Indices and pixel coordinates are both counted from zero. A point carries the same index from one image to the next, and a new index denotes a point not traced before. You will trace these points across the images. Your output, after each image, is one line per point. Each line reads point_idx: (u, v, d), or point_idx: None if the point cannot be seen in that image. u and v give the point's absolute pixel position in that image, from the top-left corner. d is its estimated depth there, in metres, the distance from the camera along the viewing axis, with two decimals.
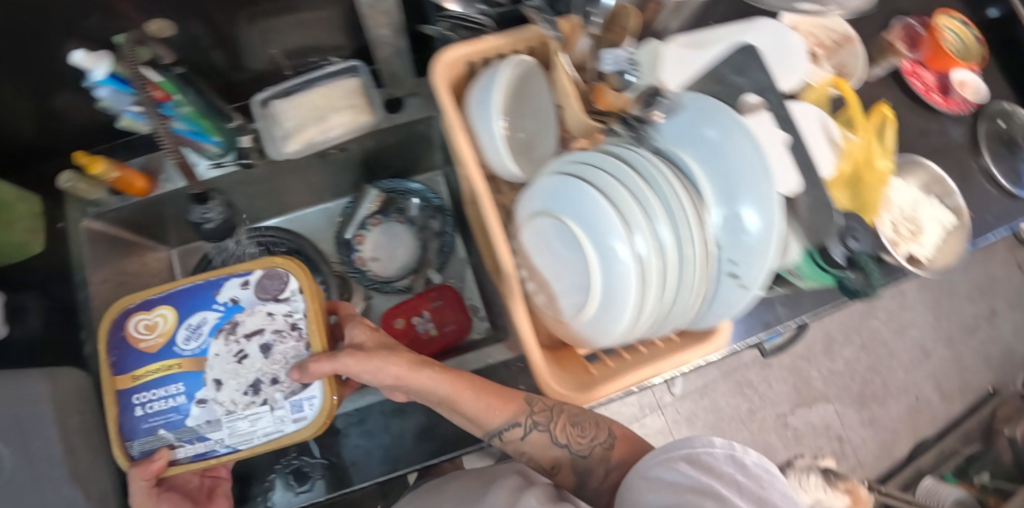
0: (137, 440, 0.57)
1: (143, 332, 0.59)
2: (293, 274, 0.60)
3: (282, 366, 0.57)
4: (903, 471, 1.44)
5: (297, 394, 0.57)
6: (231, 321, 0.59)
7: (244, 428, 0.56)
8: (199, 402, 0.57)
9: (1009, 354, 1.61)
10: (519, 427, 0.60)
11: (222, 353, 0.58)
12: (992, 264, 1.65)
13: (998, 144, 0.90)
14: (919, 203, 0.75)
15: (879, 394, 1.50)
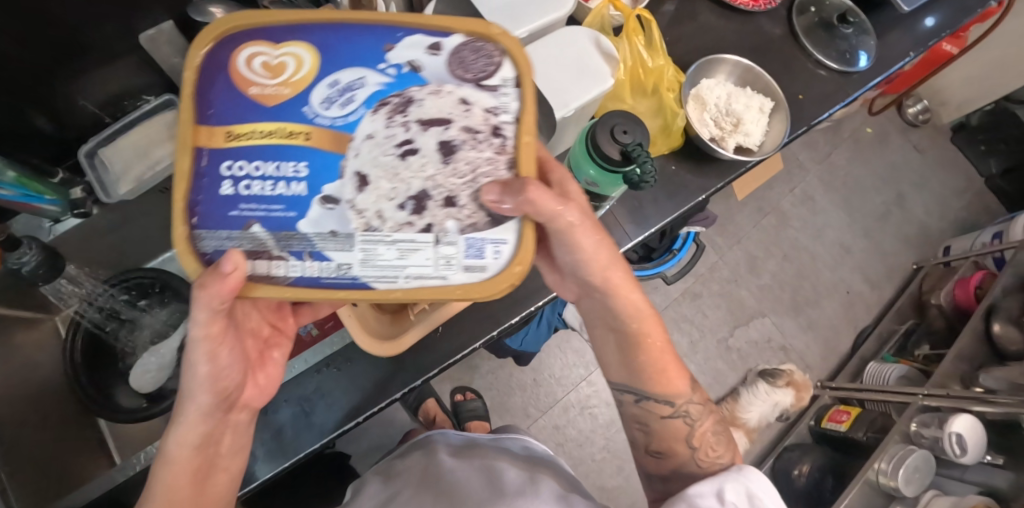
0: (223, 229, 0.41)
1: (258, 71, 0.43)
2: (510, 61, 0.44)
3: (467, 179, 0.42)
4: (849, 363, 1.49)
5: (478, 234, 0.42)
6: (394, 95, 0.43)
7: (388, 256, 0.41)
8: (325, 199, 0.41)
9: (924, 230, 1.68)
10: (671, 405, 0.59)
11: (381, 130, 0.42)
12: (889, 151, 1.72)
13: (817, 29, 0.94)
14: (733, 97, 0.79)
15: (811, 298, 1.56)
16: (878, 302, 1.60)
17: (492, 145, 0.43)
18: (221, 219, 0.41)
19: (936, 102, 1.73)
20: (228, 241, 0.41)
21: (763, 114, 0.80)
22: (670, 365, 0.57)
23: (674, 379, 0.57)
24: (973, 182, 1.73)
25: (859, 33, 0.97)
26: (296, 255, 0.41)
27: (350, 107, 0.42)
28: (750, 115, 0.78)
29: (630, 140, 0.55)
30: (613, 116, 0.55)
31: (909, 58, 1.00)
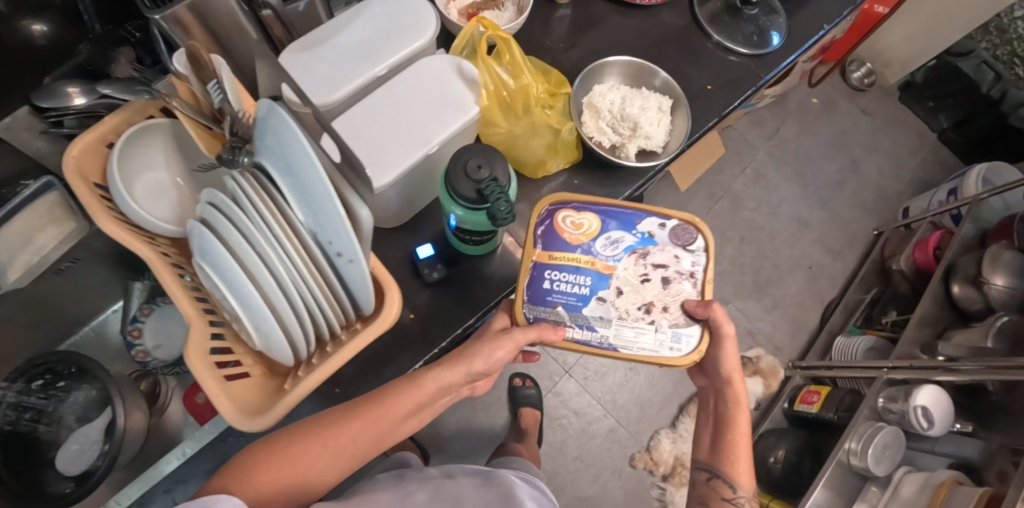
0: (536, 307, 0.62)
1: (569, 230, 0.65)
2: (701, 234, 0.66)
3: (676, 298, 0.63)
4: (819, 339, 1.47)
5: (680, 328, 0.62)
6: (640, 245, 0.65)
7: (629, 334, 0.61)
8: (600, 298, 0.63)
9: (881, 193, 1.66)
10: (713, 475, 0.65)
11: (633, 272, 0.64)
12: (837, 117, 1.70)
13: (721, 15, 0.91)
14: (627, 101, 0.76)
15: (773, 277, 1.53)
16: (842, 273, 1.57)
17: (689, 283, 0.64)
18: (540, 304, 0.63)
19: (881, 63, 1.71)
20: (549, 313, 0.62)
21: (664, 112, 0.77)
22: (734, 450, 0.65)
23: (736, 465, 0.64)
24: (926, 139, 1.71)
25: (766, 15, 0.94)
26: (586, 325, 0.62)
27: (621, 253, 0.64)
28: (647, 117, 0.75)
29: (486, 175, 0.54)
30: (471, 152, 0.55)
31: (823, 32, 0.97)
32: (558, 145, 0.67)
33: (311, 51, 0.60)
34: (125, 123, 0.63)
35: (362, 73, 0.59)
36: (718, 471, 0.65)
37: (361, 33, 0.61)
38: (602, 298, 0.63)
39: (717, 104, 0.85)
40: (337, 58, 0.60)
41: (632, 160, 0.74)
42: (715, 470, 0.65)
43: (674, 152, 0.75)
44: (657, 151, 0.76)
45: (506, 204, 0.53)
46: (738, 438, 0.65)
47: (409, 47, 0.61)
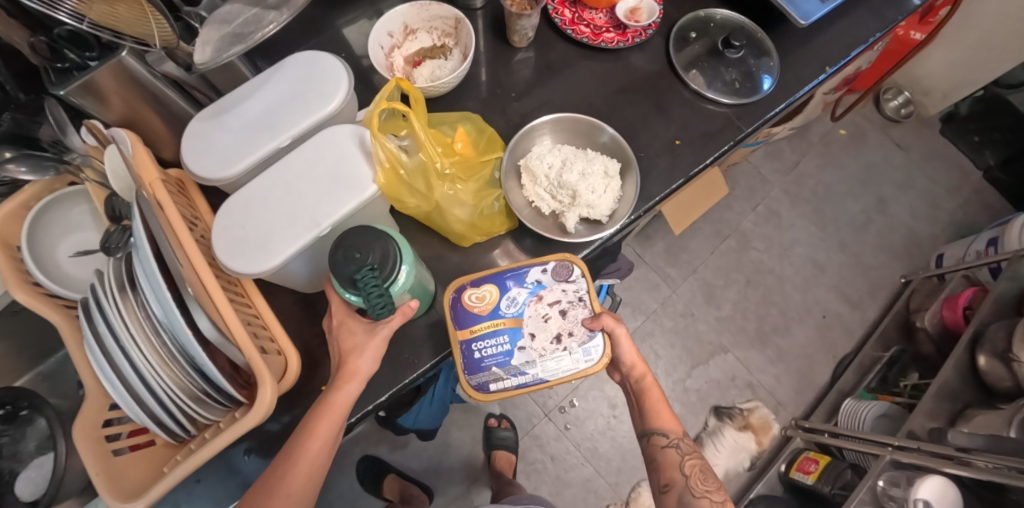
0: (477, 375, 0.63)
1: (476, 303, 0.65)
2: (576, 264, 0.67)
3: (576, 323, 0.65)
4: (827, 398, 1.34)
5: (590, 342, 0.65)
6: (541, 289, 0.66)
7: (552, 366, 0.64)
8: (520, 347, 0.64)
9: (912, 236, 1.52)
10: (665, 439, 0.67)
11: (537, 316, 0.65)
12: (866, 151, 1.58)
13: (700, 60, 0.82)
14: (566, 165, 0.71)
15: (780, 326, 1.42)
16: (860, 325, 1.43)
17: (582, 309, 0.66)
18: (479, 371, 0.63)
19: (919, 92, 1.61)
20: (489, 376, 0.63)
21: (611, 177, 0.72)
22: (652, 407, 0.69)
23: (659, 418, 0.68)
24: (969, 176, 1.58)
25: (759, 56, 0.83)
26: (521, 372, 0.64)
27: (522, 305, 0.65)
28: (588, 184, 0.69)
29: (363, 258, 0.52)
30: (348, 236, 0.53)
31: (824, 75, 0.85)
32: (480, 218, 0.67)
33: (217, 118, 0.60)
34: (45, 191, 0.64)
35: (262, 146, 0.59)
36: (651, 429, 0.68)
37: (268, 99, 0.61)
38: (523, 347, 0.64)
39: (684, 162, 0.77)
40: (241, 126, 0.60)
41: (571, 230, 0.70)
42: (646, 430, 0.69)
43: (620, 221, 0.70)
44: (602, 220, 0.71)
45: (381, 296, 0.52)
46: (651, 396, 0.69)
47: (314, 112, 0.60)
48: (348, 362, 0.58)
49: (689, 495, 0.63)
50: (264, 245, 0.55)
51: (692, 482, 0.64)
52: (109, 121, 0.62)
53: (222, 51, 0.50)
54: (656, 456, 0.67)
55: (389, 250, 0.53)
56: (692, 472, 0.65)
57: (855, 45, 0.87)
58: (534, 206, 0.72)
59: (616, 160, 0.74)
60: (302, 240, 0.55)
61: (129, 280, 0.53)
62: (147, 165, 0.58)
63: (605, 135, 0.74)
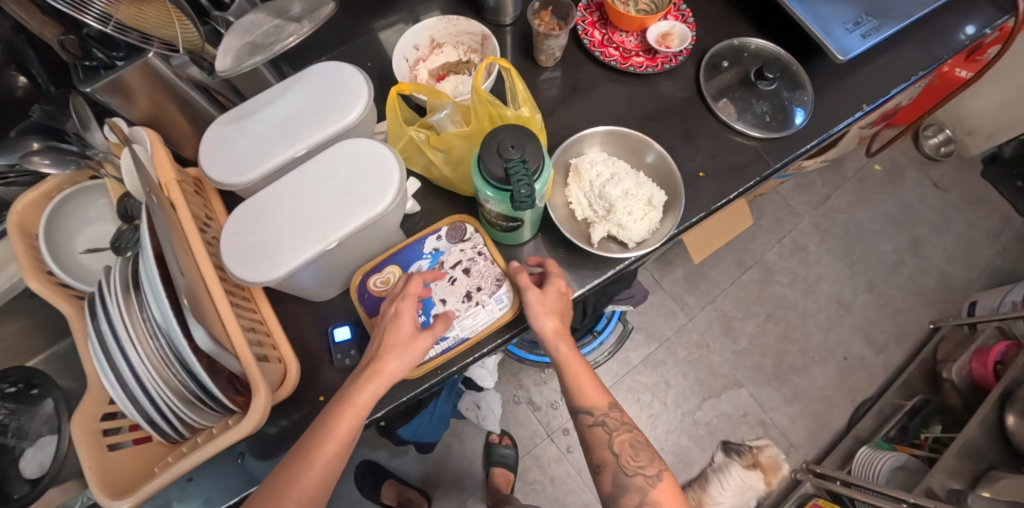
0: None
1: (382, 288, 0.62)
2: (469, 222, 0.64)
3: (483, 277, 0.61)
4: (842, 443, 1.29)
5: (502, 290, 0.61)
6: (441, 255, 0.62)
7: (470, 324, 0.61)
8: (434, 314, 0.61)
9: (945, 281, 1.45)
10: (593, 418, 0.61)
11: (442, 282, 0.61)
12: (902, 189, 1.52)
13: (732, 89, 0.80)
14: (613, 179, 0.68)
15: (799, 364, 1.37)
16: (884, 371, 1.38)
17: (486, 264, 0.62)
18: None
19: (963, 131, 1.54)
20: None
21: (653, 208, 0.68)
22: (575, 381, 0.62)
23: (586, 395, 0.62)
24: (1011, 222, 1.51)
25: (794, 90, 0.80)
26: (442, 339, 0.61)
27: None
28: (626, 204, 0.67)
29: (514, 153, 0.50)
30: (504, 131, 0.52)
31: (861, 112, 0.81)
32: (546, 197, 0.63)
33: (237, 124, 0.61)
34: (70, 182, 0.65)
35: (277, 156, 0.59)
36: (576, 405, 0.62)
37: (286, 111, 0.61)
38: (437, 313, 0.60)
39: (706, 194, 0.74)
40: (260, 133, 0.60)
41: (595, 242, 0.69)
42: (572, 405, 0.63)
43: (645, 251, 0.68)
44: (630, 243, 0.68)
45: (528, 187, 0.49)
46: (576, 372, 0.62)
47: (331, 126, 0.59)
48: (383, 362, 0.55)
49: (621, 474, 0.59)
50: (273, 254, 0.55)
51: (623, 461, 0.59)
52: (133, 117, 0.63)
53: (240, 60, 0.50)
54: (585, 435, 0.62)
55: (535, 144, 0.51)
56: (621, 449, 0.60)
57: (896, 83, 0.83)
58: (570, 207, 0.72)
59: (665, 193, 0.70)
60: (311, 248, 0.54)
61: (134, 280, 0.53)
62: (166, 165, 0.59)
63: (663, 161, 0.71)
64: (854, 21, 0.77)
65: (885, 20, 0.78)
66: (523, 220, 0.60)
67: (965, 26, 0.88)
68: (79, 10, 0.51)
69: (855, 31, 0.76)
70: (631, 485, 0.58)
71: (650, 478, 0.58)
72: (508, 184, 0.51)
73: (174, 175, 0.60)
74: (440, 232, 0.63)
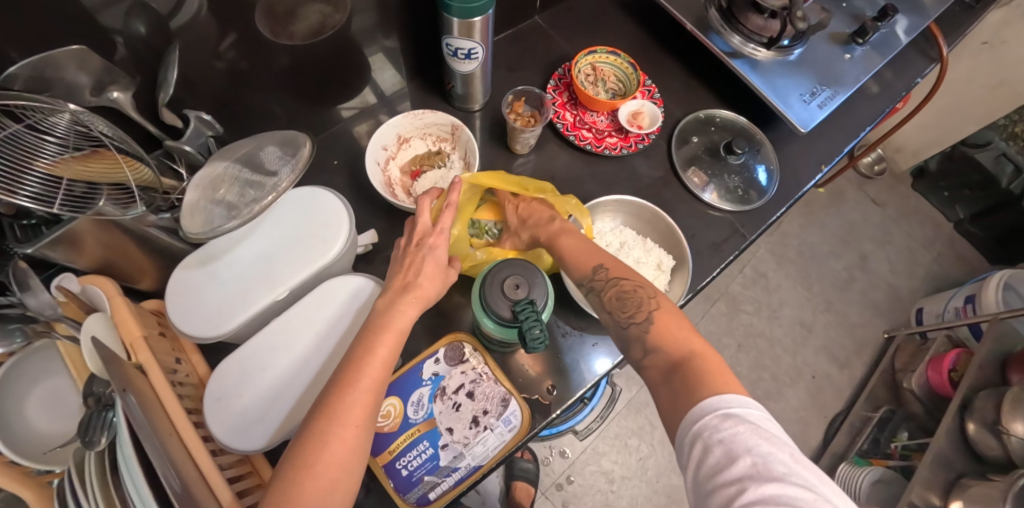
0: (411, 492, 0.57)
1: (382, 423, 0.58)
2: (468, 340, 0.61)
3: (490, 400, 0.59)
4: (821, 462, 1.36)
5: (510, 409, 0.59)
6: (442, 380, 0.60)
7: (481, 451, 0.58)
8: (443, 446, 0.58)
9: (893, 292, 1.56)
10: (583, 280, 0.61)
11: (446, 409, 0.59)
12: (845, 209, 1.62)
13: (704, 162, 0.81)
14: (624, 249, 0.68)
15: (773, 390, 1.42)
16: (849, 385, 1.46)
17: (491, 386, 0.60)
18: (412, 488, 0.57)
19: (891, 149, 1.66)
20: (425, 486, 0.57)
21: (663, 272, 0.68)
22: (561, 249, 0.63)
23: (576, 257, 0.62)
24: (941, 229, 1.65)
25: (761, 157, 0.82)
26: (453, 469, 0.57)
27: (429, 406, 0.59)
28: (638, 273, 0.67)
29: (523, 294, 0.49)
30: (505, 267, 0.51)
31: (822, 173, 0.85)
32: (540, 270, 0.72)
33: (206, 269, 0.55)
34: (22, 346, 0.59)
35: (256, 304, 0.54)
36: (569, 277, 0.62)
37: (258, 250, 0.56)
38: (445, 444, 0.58)
39: (694, 272, 0.75)
40: (237, 280, 0.55)
41: None
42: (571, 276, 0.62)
43: None
44: None
45: (539, 330, 0.48)
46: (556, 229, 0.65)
47: (316, 263, 0.56)
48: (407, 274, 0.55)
49: (617, 327, 0.56)
50: (243, 409, 0.53)
51: (616, 316, 0.57)
52: (82, 266, 0.56)
53: (214, 225, 0.50)
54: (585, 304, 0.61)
55: (539, 282, 0.50)
56: (612, 302, 0.57)
57: (847, 140, 0.88)
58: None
59: (672, 256, 0.69)
60: (269, 419, 0.53)
61: (114, 469, 0.47)
62: (129, 321, 0.53)
63: (670, 228, 0.69)
64: (810, 92, 0.81)
65: (837, 88, 0.82)
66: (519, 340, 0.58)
67: (899, 79, 0.94)
68: (11, 190, 0.44)
69: (812, 101, 0.81)
70: (628, 334, 0.55)
71: (642, 324, 0.54)
72: (514, 322, 0.49)
73: (139, 331, 0.53)
74: (438, 355, 0.60)
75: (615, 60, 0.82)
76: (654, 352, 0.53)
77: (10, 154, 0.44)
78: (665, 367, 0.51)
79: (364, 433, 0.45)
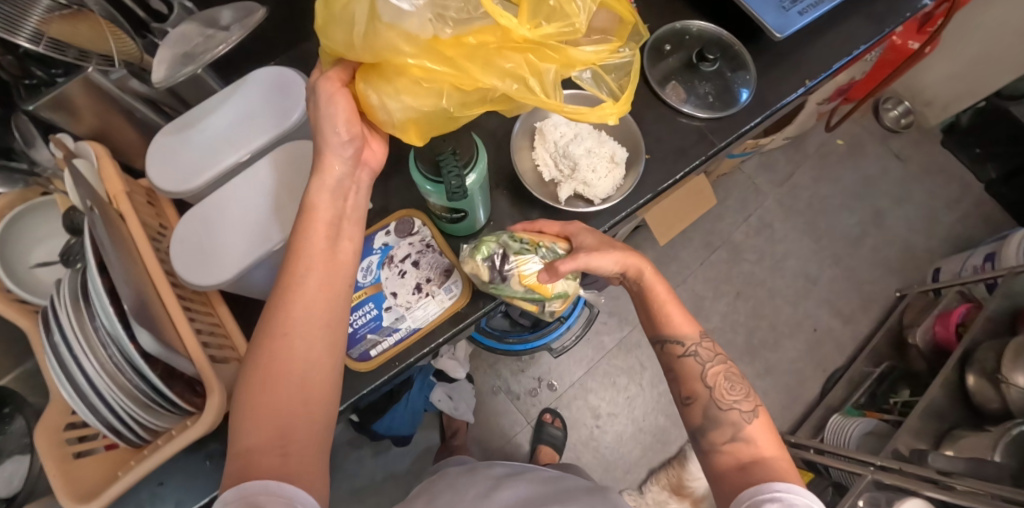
0: (354, 347, 0.62)
1: None
2: (418, 217, 0.66)
3: (433, 269, 0.64)
4: (815, 413, 1.34)
5: (451, 280, 0.64)
6: (391, 249, 0.64)
7: (421, 314, 0.62)
8: (386, 308, 0.62)
9: (908, 250, 1.50)
10: (678, 344, 0.61)
11: (392, 275, 0.63)
12: (864, 163, 1.56)
13: (680, 74, 0.81)
14: (576, 139, 0.70)
15: (770, 340, 1.41)
16: (852, 340, 1.42)
17: (436, 258, 0.64)
18: (355, 344, 0.62)
19: (921, 102, 1.57)
20: (367, 344, 0.62)
21: (616, 165, 0.70)
22: (662, 311, 0.62)
23: (676, 326, 0.61)
24: (970, 189, 1.56)
25: (740, 72, 0.80)
26: (394, 330, 0.62)
27: (377, 271, 0.63)
28: (590, 162, 0.69)
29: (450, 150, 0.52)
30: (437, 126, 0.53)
31: (804, 89, 0.83)
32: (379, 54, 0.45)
33: (180, 134, 0.61)
34: (20, 201, 0.64)
35: (222, 162, 0.60)
36: (663, 336, 0.62)
37: (228, 118, 0.62)
38: (388, 306, 0.62)
39: (654, 176, 0.75)
40: (207, 143, 0.61)
41: (562, 200, 0.70)
42: (659, 336, 0.62)
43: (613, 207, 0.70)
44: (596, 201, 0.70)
45: (458, 179, 0.50)
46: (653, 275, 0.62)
47: (277, 130, 0.61)
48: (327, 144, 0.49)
49: (714, 407, 0.57)
50: (204, 256, 0.57)
51: (715, 394, 0.57)
52: (77, 132, 0.63)
53: (175, 70, 0.60)
54: (673, 366, 0.61)
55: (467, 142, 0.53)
56: (716, 382, 0.58)
57: (837, 59, 0.85)
58: (537, 169, 0.72)
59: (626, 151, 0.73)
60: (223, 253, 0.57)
61: (84, 295, 0.53)
62: (113, 178, 0.60)
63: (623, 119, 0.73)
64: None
65: None
66: (467, 211, 0.61)
67: None
68: (9, 32, 0.50)
69: (792, 9, 0.78)
70: (727, 422, 0.56)
71: (745, 413, 0.56)
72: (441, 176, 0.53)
73: (121, 187, 0.60)
74: (388, 227, 0.65)
75: None
76: (749, 441, 0.54)
77: (6, 5, 0.50)
78: (744, 459, 0.52)
79: (316, 342, 0.47)
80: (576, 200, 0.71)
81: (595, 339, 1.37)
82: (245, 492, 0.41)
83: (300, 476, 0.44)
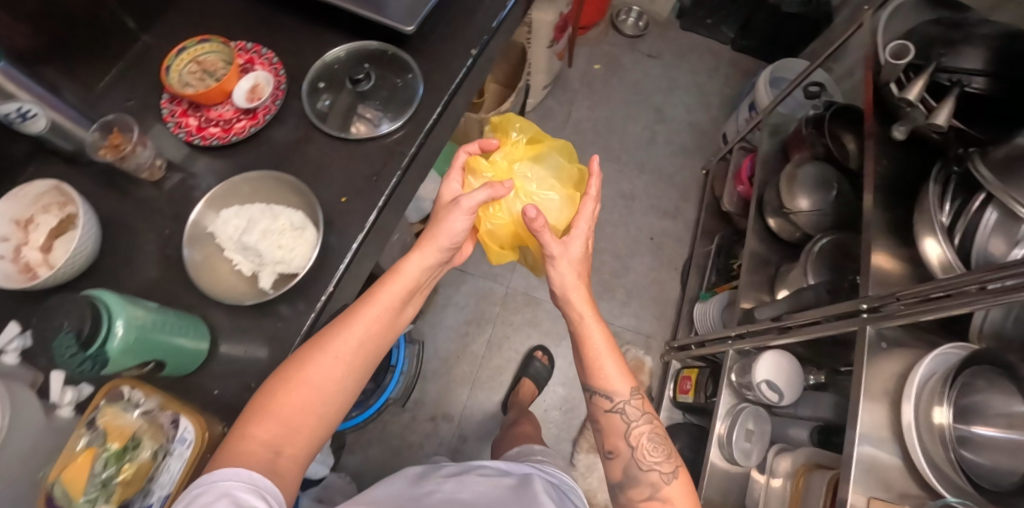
0: None
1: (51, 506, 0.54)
2: (124, 384, 0.58)
3: (162, 427, 0.57)
4: (684, 309, 1.40)
5: (186, 428, 0.57)
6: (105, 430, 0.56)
7: (165, 482, 0.56)
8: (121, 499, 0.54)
9: (696, 129, 1.61)
10: (608, 403, 0.79)
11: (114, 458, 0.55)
12: (626, 74, 1.65)
13: (350, 103, 0.79)
14: (248, 227, 0.70)
15: (619, 265, 1.45)
16: (686, 230, 1.50)
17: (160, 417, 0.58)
18: None
19: (647, 2, 1.70)
20: None
21: (298, 230, 0.71)
22: (597, 368, 0.80)
23: (604, 378, 0.79)
24: (720, 55, 1.71)
25: (401, 74, 0.80)
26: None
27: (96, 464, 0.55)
28: (267, 243, 0.70)
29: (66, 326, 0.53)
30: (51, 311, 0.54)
31: (473, 57, 0.82)
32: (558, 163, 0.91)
33: None
34: None
35: None
36: (594, 392, 0.80)
37: None
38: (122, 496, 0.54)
39: (361, 212, 0.73)
40: None
41: (268, 288, 0.70)
42: (594, 388, 0.81)
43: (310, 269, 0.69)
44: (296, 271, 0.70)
45: (74, 355, 0.52)
46: (578, 296, 0.81)
47: None
48: (434, 235, 0.72)
49: (634, 468, 0.76)
50: None
51: (642, 455, 0.76)
52: None
53: None
54: (602, 418, 0.80)
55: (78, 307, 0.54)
56: (636, 444, 0.77)
57: (492, 14, 0.84)
58: (236, 271, 0.72)
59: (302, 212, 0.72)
60: None
61: None
62: None
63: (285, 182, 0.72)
64: None
65: None
66: (158, 359, 0.59)
67: None
68: None
69: None
70: (644, 478, 0.75)
71: (665, 474, 0.74)
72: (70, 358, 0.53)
73: None
74: (93, 412, 0.56)
75: (210, 48, 0.80)
76: (662, 501, 0.73)
77: None
78: (664, 493, 0.73)
79: (344, 378, 0.63)
80: (281, 280, 0.70)
81: (467, 350, 1.36)
82: (214, 477, 0.51)
83: (276, 475, 0.56)
